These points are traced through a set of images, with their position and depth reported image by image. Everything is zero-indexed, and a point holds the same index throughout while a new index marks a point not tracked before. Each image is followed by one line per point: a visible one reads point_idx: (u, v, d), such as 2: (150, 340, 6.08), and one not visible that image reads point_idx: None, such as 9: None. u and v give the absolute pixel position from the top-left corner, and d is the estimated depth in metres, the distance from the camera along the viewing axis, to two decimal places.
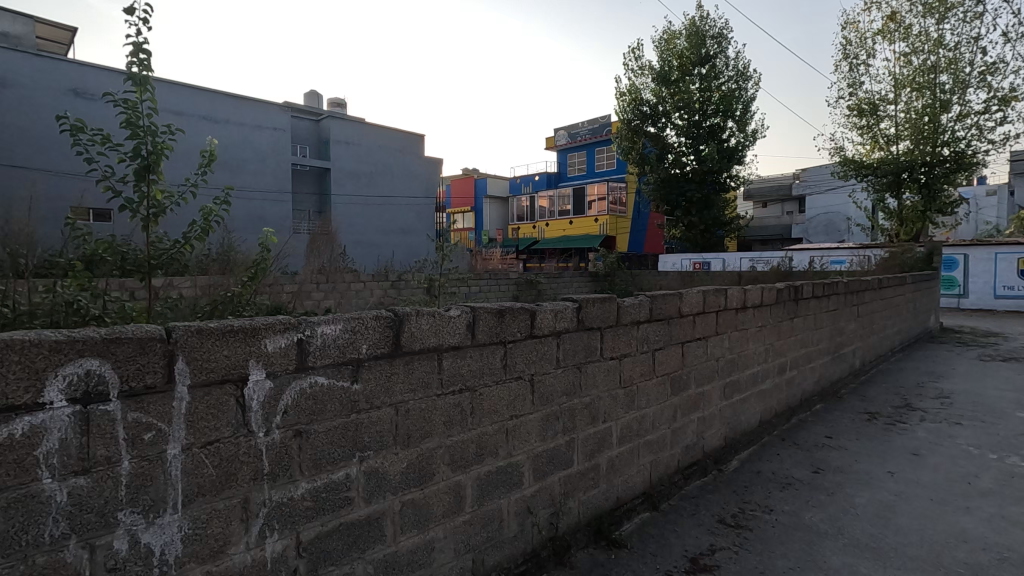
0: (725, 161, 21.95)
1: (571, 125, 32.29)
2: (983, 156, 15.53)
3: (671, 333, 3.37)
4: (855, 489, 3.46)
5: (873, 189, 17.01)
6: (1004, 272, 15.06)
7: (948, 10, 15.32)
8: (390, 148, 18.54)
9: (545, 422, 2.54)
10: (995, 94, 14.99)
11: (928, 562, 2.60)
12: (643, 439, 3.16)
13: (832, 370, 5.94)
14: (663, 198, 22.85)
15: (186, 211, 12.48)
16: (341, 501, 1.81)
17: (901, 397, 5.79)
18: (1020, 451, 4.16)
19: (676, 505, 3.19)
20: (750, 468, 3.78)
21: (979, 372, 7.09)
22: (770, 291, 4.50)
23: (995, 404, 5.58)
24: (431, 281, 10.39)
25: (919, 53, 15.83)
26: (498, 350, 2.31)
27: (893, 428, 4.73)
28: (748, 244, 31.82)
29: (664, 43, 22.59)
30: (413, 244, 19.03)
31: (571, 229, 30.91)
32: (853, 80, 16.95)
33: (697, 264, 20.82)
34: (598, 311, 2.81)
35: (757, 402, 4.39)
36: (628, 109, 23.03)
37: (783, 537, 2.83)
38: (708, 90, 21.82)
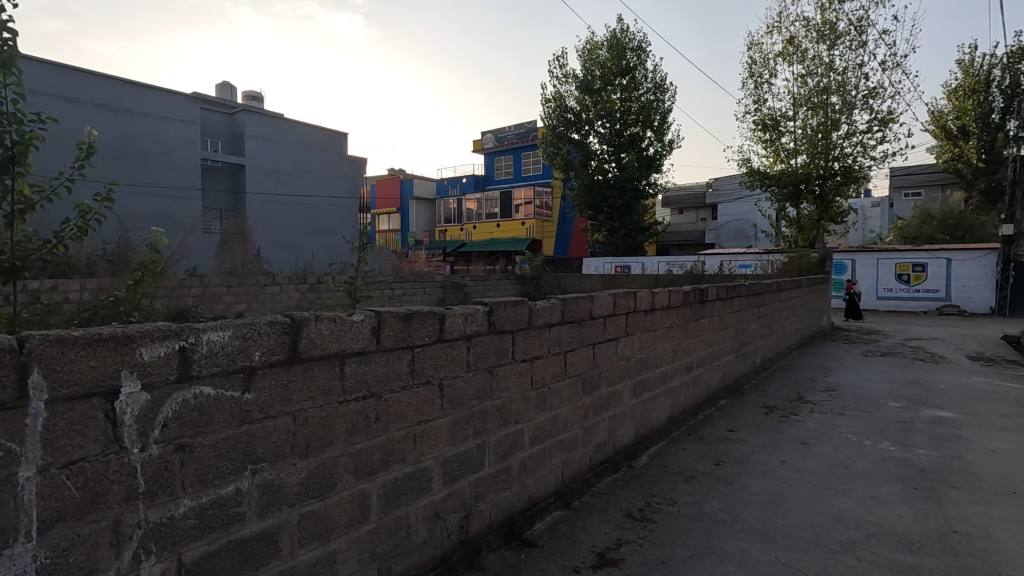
0: (644, 169, 22.94)
1: (498, 129, 32.50)
2: (867, 170, 17.23)
3: (583, 335, 3.47)
4: (751, 478, 3.71)
5: (776, 199, 18.41)
6: (884, 275, 16.81)
7: (837, 38, 16.90)
8: (310, 146, 17.80)
9: (454, 426, 2.53)
10: (876, 116, 16.75)
11: (811, 543, 2.83)
12: (556, 439, 3.23)
13: (736, 367, 6.35)
14: (587, 203, 23.60)
15: (60, 209, 11.29)
16: (231, 518, 1.71)
17: (796, 391, 6.29)
18: (892, 437, 4.64)
19: (587, 502, 3.28)
20: (658, 463, 3.96)
21: (861, 367, 7.84)
22: (678, 293, 4.73)
23: (874, 395, 6.18)
24: (350, 284, 10.10)
25: (814, 75, 17.29)
26: (405, 354, 2.28)
27: (787, 420, 5.12)
28: (666, 248, 33.43)
29: (587, 52, 23.25)
30: (335, 245, 18.36)
31: (499, 232, 31.23)
32: (758, 97, 18.29)
33: (618, 267, 21.77)
34: (510, 314, 2.84)
35: (665, 399, 4.61)
36: (553, 115, 23.58)
37: (685, 528, 2.98)
38: (629, 100, 22.72)
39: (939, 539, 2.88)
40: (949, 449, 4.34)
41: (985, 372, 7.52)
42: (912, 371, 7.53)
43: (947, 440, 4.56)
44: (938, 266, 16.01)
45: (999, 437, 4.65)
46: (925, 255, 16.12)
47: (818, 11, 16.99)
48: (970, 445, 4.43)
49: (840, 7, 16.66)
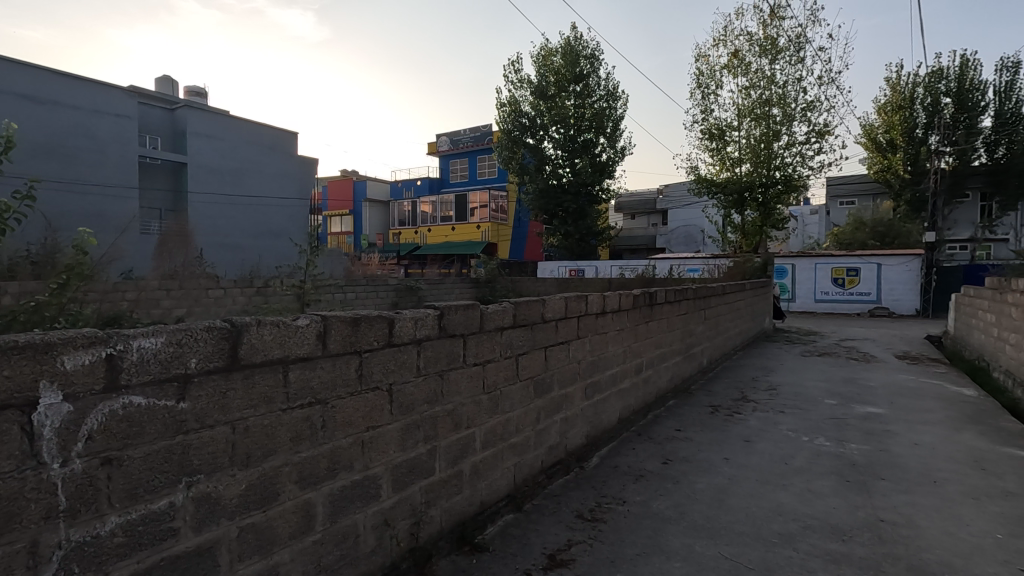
0: (597, 174, 23.35)
1: (453, 132, 32.32)
2: (806, 179, 18.14)
3: (535, 338, 3.49)
4: (696, 476, 3.83)
5: (722, 205, 19.13)
6: (821, 279, 17.68)
7: (778, 53, 17.74)
8: (258, 145, 17.21)
9: (404, 431, 2.50)
10: (814, 128, 17.66)
11: (751, 536, 2.95)
12: (508, 442, 3.24)
13: (684, 368, 6.54)
14: (541, 207, 23.86)
15: None
16: (164, 533, 1.63)
17: (740, 390, 6.54)
18: (827, 433, 4.89)
19: (539, 504, 3.30)
20: (609, 463, 4.03)
21: (800, 367, 8.24)
22: (628, 296, 4.83)
23: (811, 393, 6.50)
24: (298, 288, 9.82)
25: (756, 88, 18.08)
26: (353, 360, 2.23)
27: (731, 418, 5.32)
28: (618, 253, 34.13)
29: (542, 58, 23.50)
30: (284, 247, 17.80)
31: (454, 235, 31.10)
32: (705, 107, 18.98)
33: (573, 271, 22.13)
34: (461, 318, 2.83)
35: (616, 400, 4.70)
36: (508, 120, 23.75)
37: (634, 526, 3.04)
38: (582, 107, 23.10)
39: (868, 528, 3.06)
40: (877, 443, 4.61)
41: (910, 370, 8.04)
42: (845, 370, 7.96)
43: (876, 434, 4.85)
44: (869, 271, 17.06)
45: (921, 430, 4.99)
46: (859, 260, 17.15)
47: (760, 27, 17.80)
48: (896, 439, 4.73)
49: (780, 24, 17.51)
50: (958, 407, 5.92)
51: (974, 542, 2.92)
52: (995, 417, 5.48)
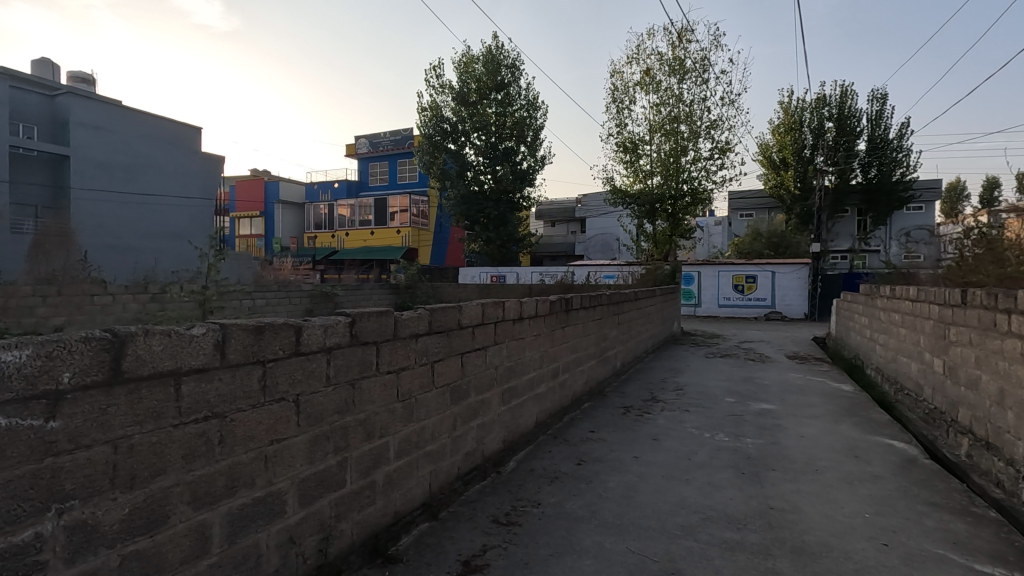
0: (518, 182, 23.66)
1: (372, 134, 31.60)
2: (711, 193, 19.43)
3: (451, 345, 3.49)
4: (608, 475, 3.98)
5: (635, 215, 20.09)
6: (724, 286, 18.96)
7: (686, 73, 18.93)
8: (155, 139, 15.91)
9: (312, 443, 2.41)
10: (717, 145, 19.00)
11: (657, 530, 3.11)
12: (423, 450, 3.20)
13: (598, 372, 6.79)
14: (463, 213, 23.91)
15: None
16: (28, 568, 1.46)
17: (650, 391, 6.87)
18: (727, 429, 5.25)
19: (454, 511, 3.29)
20: (525, 467, 4.09)
21: (704, 368, 8.79)
22: (544, 302, 4.96)
23: (713, 392, 6.94)
24: (200, 295, 9.17)
25: (666, 105, 19.19)
26: (256, 370, 2.12)
27: (642, 419, 5.57)
28: (539, 259, 34.78)
29: (463, 65, 23.58)
30: (184, 251, 16.46)
31: (373, 240, 30.36)
32: (620, 121, 19.88)
33: (494, 277, 22.32)
34: (373, 325, 2.77)
35: (533, 405, 4.79)
36: (429, 124, 23.69)
37: (548, 528, 3.11)
38: (503, 115, 23.38)
39: (759, 516, 3.32)
40: (769, 437, 5.02)
41: (799, 369, 8.81)
42: (744, 370, 8.59)
43: (769, 428, 5.28)
44: (765, 278, 18.54)
45: (806, 423, 5.49)
46: (756, 268, 18.58)
47: (669, 48, 18.92)
48: (785, 432, 5.17)
49: (687, 46, 18.71)
50: (837, 401, 6.56)
51: (848, 522, 3.26)
52: (867, 410, 6.14)
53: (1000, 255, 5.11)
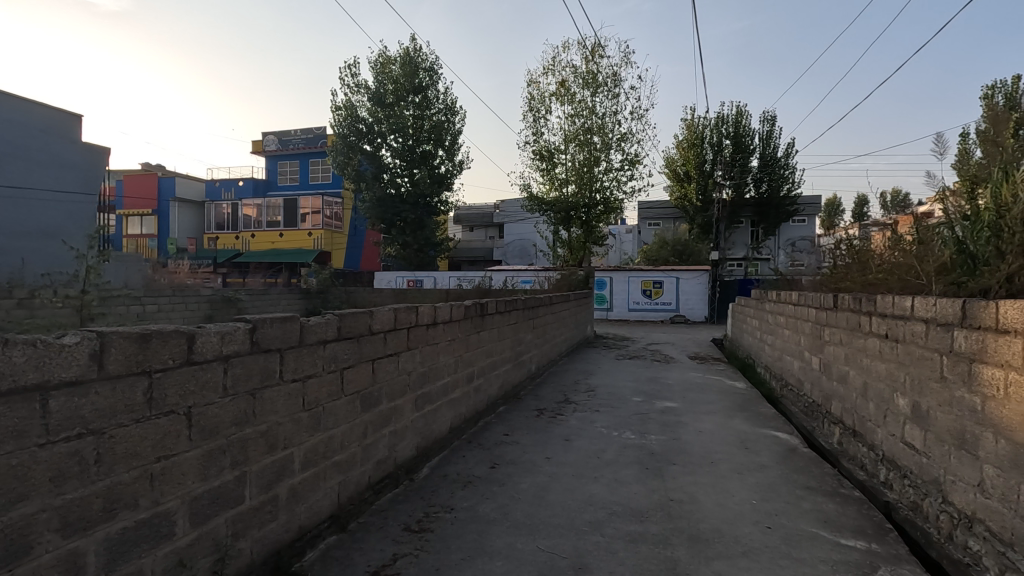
0: (436, 186, 23.50)
1: (282, 131, 30.19)
2: (621, 202, 20.33)
3: (362, 351, 3.41)
4: (520, 477, 4.05)
5: (551, 222, 20.63)
6: (633, 291, 19.92)
7: (598, 87, 19.70)
8: (28, 126, 14.20)
9: (205, 459, 2.26)
10: (627, 157, 19.94)
11: (566, 527, 3.21)
12: (331, 460, 3.10)
13: (513, 376, 6.88)
14: (379, 216, 23.43)
15: None
16: None
17: (563, 393, 7.07)
18: (634, 427, 5.52)
19: (364, 522, 3.19)
20: (438, 472, 4.07)
21: (614, 369, 9.18)
22: (459, 307, 4.97)
23: (622, 392, 7.26)
24: (80, 300, 8.30)
25: (580, 116, 19.86)
26: (141, 381, 1.97)
27: (554, 421, 5.71)
28: (457, 264, 34.64)
29: (379, 65, 23.09)
30: (58, 251, 14.74)
31: (282, 242, 28.90)
32: (536, 129, 20.34)
33: (411, 282, 22.01)
34: (277, 332, 2.65)
35: (447, 410, 4.78)
36: (344, 124, 22.99)
37: (459, 532, 3.12)
38: (421, 118, 23.13)
39: (660, 508, 3.52)
40: (670, 433, 5.34)
41: (699, 368, 9.45)
42: (650, 370, 9.08)
43: (671, 425, 5.62)
44: (671, 284, 19.69)
45: (704, 419, 5.90)
46: (661, 274, 19.70)
47: (583, 61, 19.61)
48: (685, 428, 5.51)
49: (599, 61, 19.50)
50: (731, 397, 7.10)
51: (737, 509, 3.53)
52: (756, 404, 6.71)
53: (864, 263, 5.78)
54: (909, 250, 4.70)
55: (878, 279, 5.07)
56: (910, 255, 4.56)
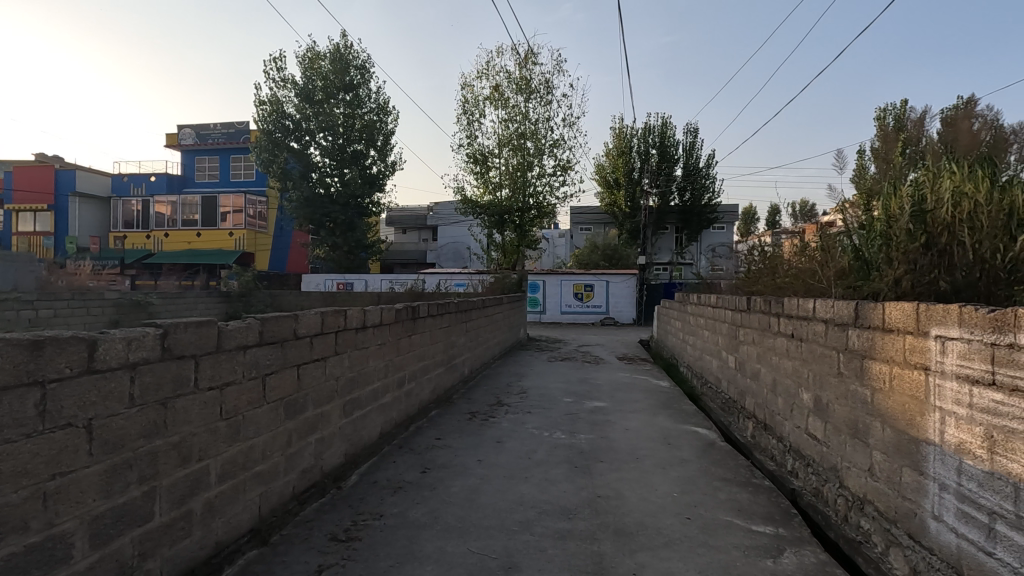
0: (367, 187, 22.93)
1: (199, 125, 28.50)
2: (554, 207, 20.71)
3: (285, 356, 3.28)
4: (451, 480, 4.04)
5: (485, 225, 20.71)
6: (565, 294, 20.36)
7: (531, 93, 20.00)
8: None
9: (109, 474, 2.10)
10: (559, 163, 20.37)
11: (496, 528, 3.24)
12: (252, 471, 2.96)
13: (445, 379, 6.84)
14: (307, 216, 22.66)
15: None
16: None
17: (495, 396, 7.12)
18: (564, 427, 5.64)
19: (288, 534, 3.07)
20: (367, 479, 3.98)
21: (545, 371, 9.34)
22: (389, 310, 4.88)
23: (553, 394, 7.40)
24: None
25: (513, 121, 20.09)
26: (33, 392, 1.82)
27: (486, 423, 5.74)
28: (389, 267, 33.97)
29: (308, 61, 22.32)
30: None
31: (199, 242, 27.23)
32: (470, 133, 20.38)
33: (340, 284, 21.38)
34: (191, 336, 2.51)
35: (377, 415, 4.68)
36: (269, 120, 22.07)
37: (388, 539, 3.07)
38: (352, 117, 22.50)
39: (589, 505, 3.62)
40: (599, 431, 5.51)
41: (626, 368, 9.79)
42: (580, 372, 9.31)
43: (599, 424, 5.79)
44: (601, 287, 20.29)
45: (629, 418, 6.12)
46: (593, 277, 20.24)
47: (517, 67, 19.86)
48: (613, 426, 5.71)
49: (532, 68, 19.83)
50: (656, 396, 7.41)
51: (660, 502, 3.70)
52: (679, 401, 7.05)
53: (775, 269, 6.23)
54: (813, 256, 5.12)
55: (787, 284, 5.48)
56: (814, 261, 4.97)
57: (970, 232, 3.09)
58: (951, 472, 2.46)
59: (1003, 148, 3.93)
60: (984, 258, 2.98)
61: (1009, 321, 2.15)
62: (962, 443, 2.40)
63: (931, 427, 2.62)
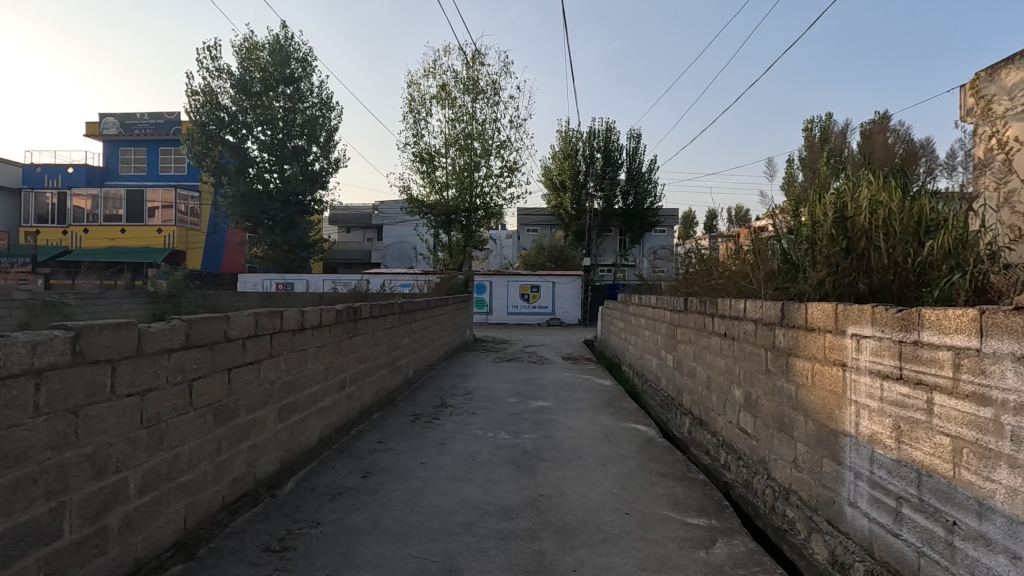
0: (309, 184, 22.19)
1: (125, 114, 27.17)
2: (501, 208, 20.77)
3: (215, 359, 3.13)
4: (393, 484, 3.96)
5: (431, 225, 20.52)
6: (512, 295, 20.45)
7: (478, 93, 19.97)
8: None
9: (9, 492, 1.93)
10: (506, 164, 20.44)
11: (438, 531, 3.20)
12: (176, 482, 2.80)
13: (388, 381, 6.71)
14: (243, 213, 21.76)
15: None
16: None
17: (440, 397, 7.06)
18: (508, 427, 5.66)
19: (217, 546, 2.92)
20: (304, 486, 3.84)
21: (491, 372, 9.35)
22: (330, 311, 4.75)
23: (498, 394, 7.41)
24: None
25: (461, 122, 20.00)
26: None
27: (430, 425, 5.68)
28: (332, 267, 33.03)
29: (245, 51, 21.39)
30: None
31: (124, 239, 25.55)
32: (416, 131, 20.12)
33: (280, 284, 20.64)
34: (108, 340, 2.35)
35: (316, 420, 4.54)
36: (202, 111, 21.02)
37: (326, 546, 2.97)
38: (293, 111, 21.71)
39: (531, 504, 3.65)
40: (543, 431, 5.56)
41: (571, 368, 9.94)
42: (525, 372, 9.38)
43: (543, 424, 5.85)
44: (547, 288, 20.51)
45: (573, 416, 6.22)
46: (539, 278, 20.41)
47: (464, 67, 19.77)
48: (556, 426, 5.78)
49: (479, 69, 19.80)
50: (598, 395, 7.55)
51: (600, 499, 3.78)
52: (621, 400, 7.22)
53: (711, 271, 6.50)
54: (745, 259, 5.38)
55: (722, 285, 5.73)
56: (746, 264, 5.22)
57: (885, 238, 3.32)
58: (865, 460, 2.64)
59: (913, 160, 4.23)
60: (897, 262, 3.21)
61: (914, 320, 2.33)
62: (875, 434, 2.58)
63: (847, 419, 2.80)
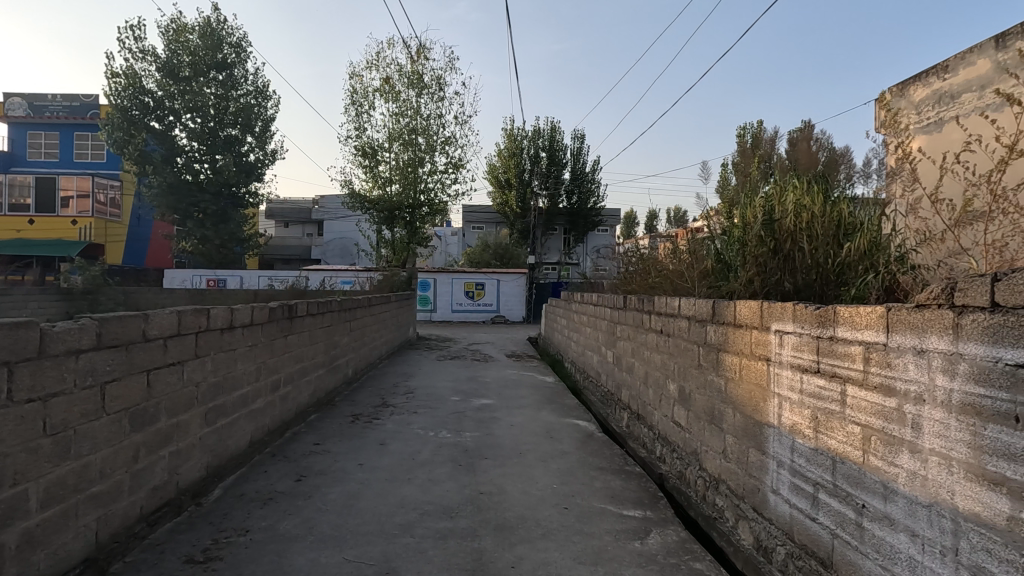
0: (243, 176, 21.17)
1: (34, 96, 25.12)
2: (446, 205, 20.57)
3: (132, 361, 2.92)
4: (328, 487, 3.84)
5: (373, 221, 20.11)
6: (456, 292, 20.33)
7: (423, 88, 19.66)
8: None
9: None
10: (451, 161, 20.24)
11: (375, 533, 3.13)
12: (87, 493, 2.60)
13: (326, 381, 6.51)
14: (169, 205, 20.48)
15: None
16: None
17: (380, 397, 6.91)
18: (450, 426, 5.62)
19: (134, 560, 2.73)
20: (233, 493, 3.66)
21: (433, 370, 9.24)
22: (262, 309, 4.55)
23: (440, 393, 7.33)
24: None
25: (405, 116, 19.64)
26: None
27: (369, 425, 5.56)
28: (269, 263, 31.69)
29: (173, 33, 20.14)
30: None
31: (32, 230, 23.47)
32: (358, 124, 19.57)
33: (212, 281, 19.96)
34: (4, 340, 2.14)
35: (246, 422, 4.34)
36: (124, 95, 19.64)
37: (254, 555, 2.84)
38: (225, 99, 20.62)
39: (470, 502, 3.63)
40: (484, 429, 5.55)
41: (514, 366, 9.98)
42: (469, 370, 9.35)
43: (485, 422, 5.84)
44: (492, 286, 20.53)
45: (515, 414, 6.25)
46: (484, 276, 20.42)
47: (408, 61, 19.39)
48: (499, 423, 5.79)
49: (424, 64, 19.49)
50: (541, 392, 7.61)
51: (540, 495, 3.82)
52: (562, 396, 7.32)
53: (649, 270, 6.69)
54: (682, 258, 5.57)
55: (659, 284, 5.91)
56: (683, 264, 5.40)
57: (808, 240, 3.52)
58: (787, 450, 2.79)
59: (834, 167, 4.49)
60: (819, 262, 3.40)
61: (830, 317, 2.48)
62: (795, 424, 2.73)
63: (771, 412, 2.95)
